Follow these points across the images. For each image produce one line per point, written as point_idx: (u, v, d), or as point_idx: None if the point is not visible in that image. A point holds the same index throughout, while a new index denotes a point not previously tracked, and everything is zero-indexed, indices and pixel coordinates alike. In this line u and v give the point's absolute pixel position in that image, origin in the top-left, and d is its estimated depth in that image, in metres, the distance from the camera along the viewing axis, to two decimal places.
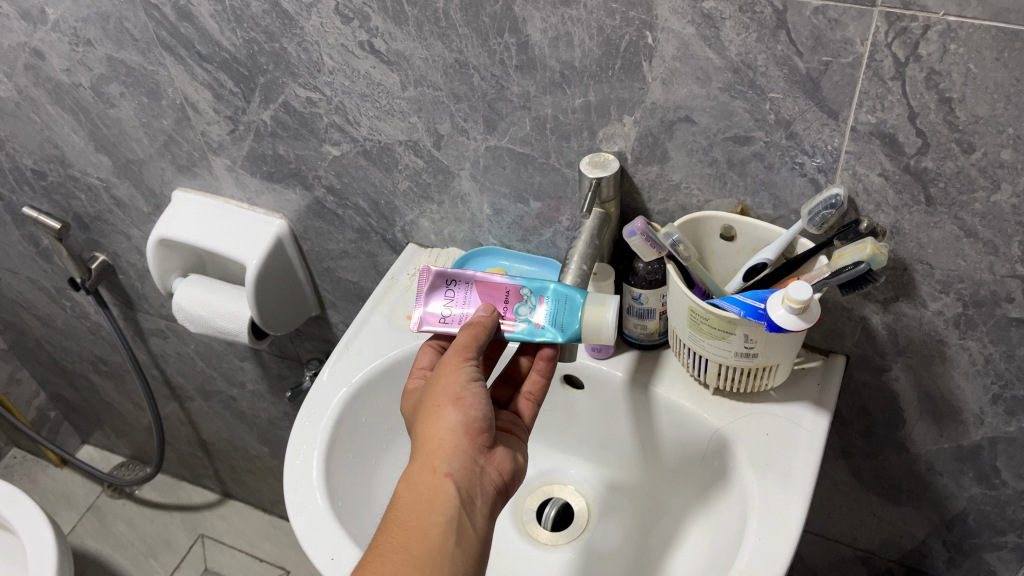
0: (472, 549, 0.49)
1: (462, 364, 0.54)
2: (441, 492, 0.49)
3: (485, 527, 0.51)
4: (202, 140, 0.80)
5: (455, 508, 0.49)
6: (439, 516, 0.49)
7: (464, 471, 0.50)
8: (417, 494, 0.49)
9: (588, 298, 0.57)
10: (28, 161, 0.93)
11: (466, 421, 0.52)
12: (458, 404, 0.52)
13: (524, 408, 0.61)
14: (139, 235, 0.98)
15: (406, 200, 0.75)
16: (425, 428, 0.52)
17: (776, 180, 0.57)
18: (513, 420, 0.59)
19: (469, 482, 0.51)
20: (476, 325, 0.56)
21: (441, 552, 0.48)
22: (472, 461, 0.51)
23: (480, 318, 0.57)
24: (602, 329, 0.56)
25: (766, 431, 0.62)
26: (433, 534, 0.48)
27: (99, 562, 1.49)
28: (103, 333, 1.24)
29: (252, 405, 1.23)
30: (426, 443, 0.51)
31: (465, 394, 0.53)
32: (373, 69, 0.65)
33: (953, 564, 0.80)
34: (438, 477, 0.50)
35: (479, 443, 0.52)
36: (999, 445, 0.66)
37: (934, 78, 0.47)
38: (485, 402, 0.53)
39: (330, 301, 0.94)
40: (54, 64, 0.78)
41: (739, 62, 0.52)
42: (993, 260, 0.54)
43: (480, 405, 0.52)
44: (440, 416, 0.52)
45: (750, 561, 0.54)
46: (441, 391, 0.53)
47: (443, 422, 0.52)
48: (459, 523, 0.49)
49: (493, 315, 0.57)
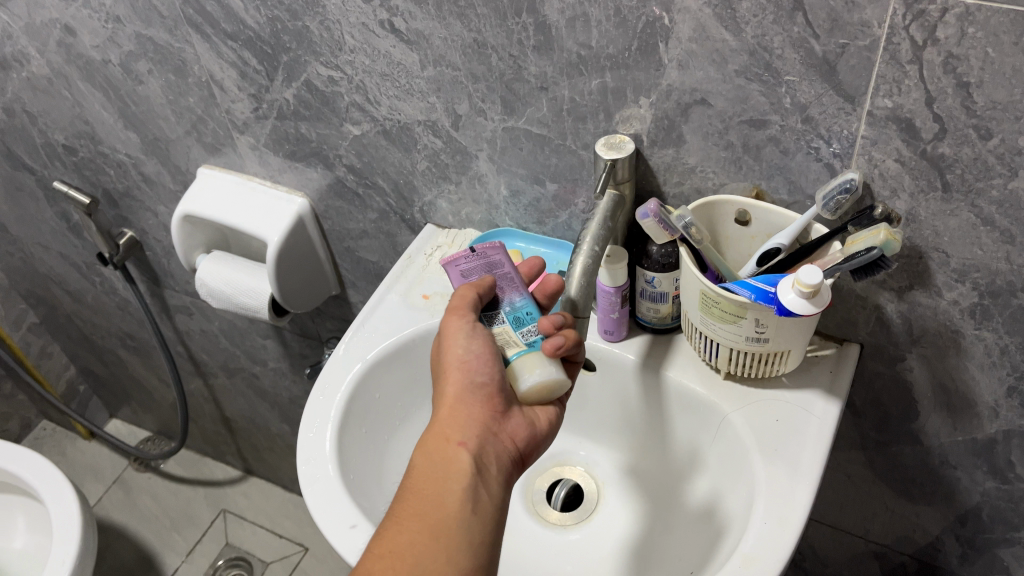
0: (488, 515, 0.51)
1: (460, 322, 0.54)
2: (454, 460, 0.51)
3: (502, 493, 0.52)
4: (226, 118, 0.81)
5: (469, 475, 0.51)
6: (454, 484, 0.51)
7: (476, 439, 0.52)
8: (431, 463, 0.52)
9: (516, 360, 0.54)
10: (60, 137, 0.95)
11: (475, 385, 0.54)
12: (464, 367, 0.54)
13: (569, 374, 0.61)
14: (166, 211, 1.00)
15: (425, 180, 0.76)
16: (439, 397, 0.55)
17: (791, 165, 0.57)
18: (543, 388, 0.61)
19: (483, 451, 0.53)
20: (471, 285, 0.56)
21: (457, 519, 0.49)
22: (485, 429, 0.53)
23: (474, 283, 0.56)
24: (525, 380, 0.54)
25: (776, 417, 0.62)
26: (448, 503, 0.50)
27: (124, 533, 1.52)
28: (131, 308, 1.26)
29: (273, 383, 1.25)
30: (440, 413, 0.54)
31: (470, 357, 0.54)
32: (393, 48, 0.65)
33: (966, 561, 0.79)
34: (450, 446, 0.52)
35: (492, 408, 0.54)
36: (1014, 438, 0.65)
37: (952, 62, 0.47)
38: (497, 365, 0.54)
39: (349, 281, 0.95)
40: (86, 40, 0.80)
41: (755, 44, 0.52)
42: (1009, 249, 0.53)
43: (488, 369, 0.54)
44: (451, 382, 0.54)
45: (755, 545, 0.55)
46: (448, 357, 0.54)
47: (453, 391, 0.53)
48: (474, 492, 0.51)
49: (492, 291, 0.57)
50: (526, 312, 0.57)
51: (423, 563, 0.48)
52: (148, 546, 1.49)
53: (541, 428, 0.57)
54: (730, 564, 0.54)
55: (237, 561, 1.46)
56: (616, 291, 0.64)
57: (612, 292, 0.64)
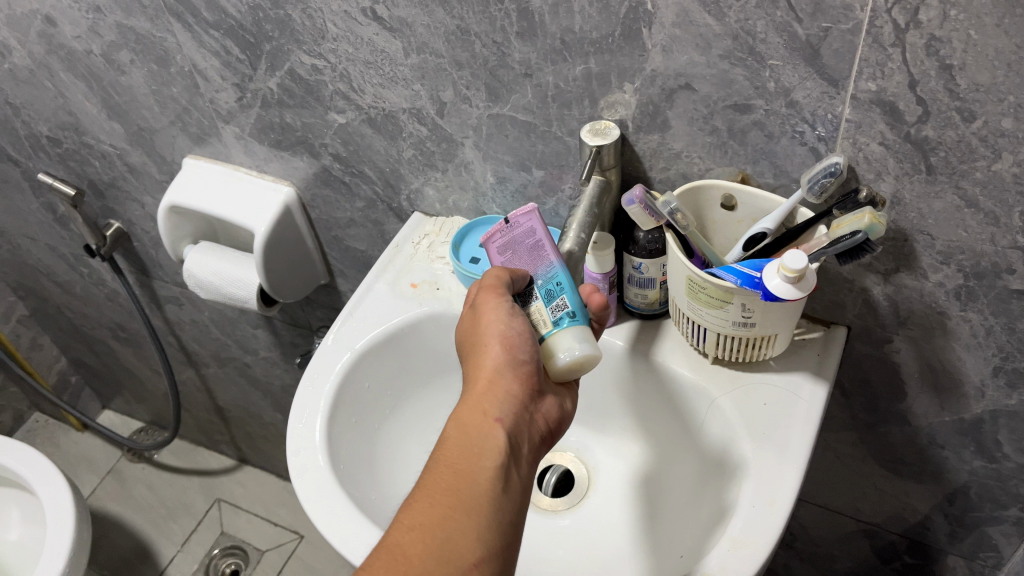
0: (517, 496, 0.51)
1: (497, 300, 0.54)
2: (490, 436, 0.51)
3: (528, 475, 0.52)
4: (211, 108, 0.81)
5: (504, 453, 0.51)
6: (489, 461, 0.50)
7: (513, 418, 0.52)
8: (467, 437, 0.51)
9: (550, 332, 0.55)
10: (43, 128, 0.94)
11: (514, 363, 0.53)
12: (506, 344, 0.54)
13: None
14: (152, 202, 0.99)
15: (411, 168, 0.76)
16: (475, 370, 0.54)
17: (776, 149, 0.57)
18: None
19: (516, 430, 0.52)
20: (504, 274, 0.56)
21: (490, 495, 0.49)
22: (521, 408, 0.53)
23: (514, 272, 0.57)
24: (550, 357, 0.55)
25: (764, 400, 0.63)
26: (481, 479, 0.49)
27: (120, 523, 1.52)
28: (121, 299, 1.26)
29: (265, 372, 1.25)
30: (477, 385, 0.53)
31: (512, 334, 0.54)
32: (376, 36, 0.65)
33: (955, 538, 0.80)
34: (487, 421, 0.51)
35: (528, 389, 0.54)
36: (1000, 418, 0.65)
37: (934, 44, 0.47)
38: (534, 347, 0.54)
39: (339, 269, 0.95)
40: (66, 31, 0.79)
41: (738, 28, 0.51)
42: (994, 231, 0.54)
43: (528, 348, 0.54)
44: (489, 357, 0.53)
45: (743, 529, 0.55)
46: (487, 333, 0.54)
47: (492, 366, 0.53)
48: (506, 470, 0.50)
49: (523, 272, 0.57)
50: (557, 283, 0.55)
51: (454, 535, 0.47)
52: (144, 536, 1.50)
53: (565, 413, 0.57)
54: (719, 548, 0.54)
55: (233, 549, 1.47)
56: (603, 278, 0.64)
57: (599, 279, 0.64)
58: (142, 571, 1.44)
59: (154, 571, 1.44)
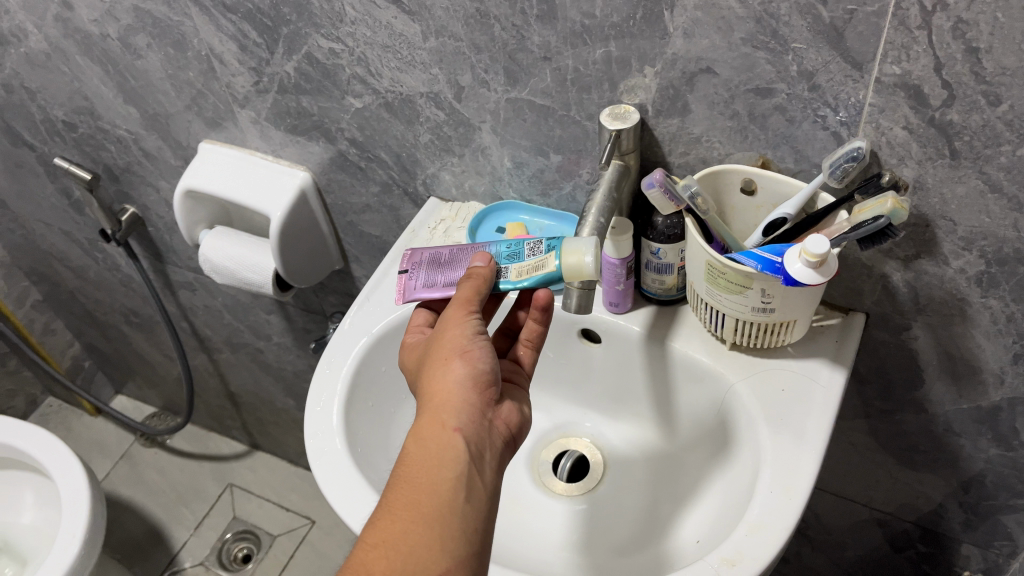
0: (482, 504, 0.48)
1: (465, 316, 0.54)
2: (450, 446, 0.48)
3: (494, 483, 0.50)
4: (227, 92, 0.81)
5: (465, 463, 0.48)
6: (449, 471, 0.48)
7: (472, 426, 0.50)
8: (424, 449, 0.48)
9: (563, 251, 0.55)
10: (59, 113, 0.94)
11: (474, 373, 0.51)
12: (465, 355, 0.52)
13: (524, 355, 0.62)
14: (167, 186, 0.99)
15: (428, 152, 0.75)
16: (431, 381, 0.51)
17: (797, 134, 0.57)
18: (515, 368, 0.60)
19: (478, 437, 0.50)
20: (476, 278, 0.56)
21: (453, 506, 0.47)
22: (481, 415, 0.51)
23: (479, 277, 0.56)
24: (581, 267, 0.55)
25: (780, 386, 0.62)
26: (442, 489, 0.47)
27: (132, 507, 1.53)
28: (135, 284, 1.26)
29: (278, 357, 1.25)
30: (435, 395, 0.51)
31: (471, 347, 0.52)
32: (394, 19, 0.65)
33: (969, 527, 0.80)
34: (446, 432, 0.49)
35: (486, 395, 0.52)
36: (1019, 405, 0.65)
37: (961, 27, 0.46)
38: (492, 355, 0.52)
39: (353, 255, 0.95)
40: (83, 14, 0.79)
41: (761, 11, 0.51)
42: (1017, 217, 0.53)
43: (487, 356, 0.52)
44: (447, 368, 0.51)
45: (761, 513, 0.55)
46: (446, 343, 0.52)
47: (450, 375, 0.51)
48: (468, 479, 0.48)
49: (492, 267, 0.57)
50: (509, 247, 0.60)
51: (419, 550, 0.45)
52: (156, 520, 1.51)
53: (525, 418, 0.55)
54: (737, 533, 0.55)
55: (245, 534, 1.48)
56: (621, 263, 0.64)
57: (617, 264, 0.64)
58: (154, 555, 1.45)
59: (166, 555, 1.45)
